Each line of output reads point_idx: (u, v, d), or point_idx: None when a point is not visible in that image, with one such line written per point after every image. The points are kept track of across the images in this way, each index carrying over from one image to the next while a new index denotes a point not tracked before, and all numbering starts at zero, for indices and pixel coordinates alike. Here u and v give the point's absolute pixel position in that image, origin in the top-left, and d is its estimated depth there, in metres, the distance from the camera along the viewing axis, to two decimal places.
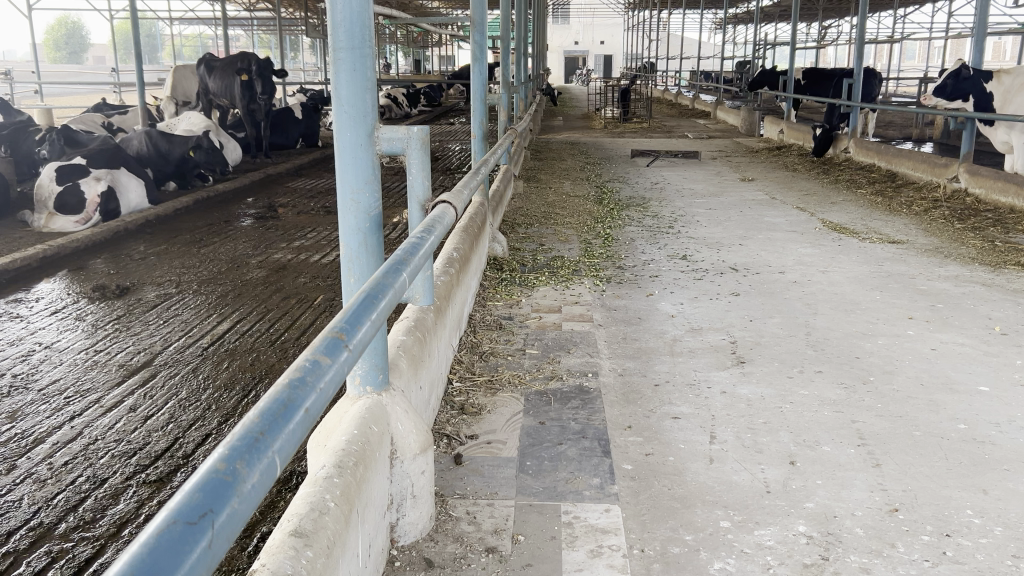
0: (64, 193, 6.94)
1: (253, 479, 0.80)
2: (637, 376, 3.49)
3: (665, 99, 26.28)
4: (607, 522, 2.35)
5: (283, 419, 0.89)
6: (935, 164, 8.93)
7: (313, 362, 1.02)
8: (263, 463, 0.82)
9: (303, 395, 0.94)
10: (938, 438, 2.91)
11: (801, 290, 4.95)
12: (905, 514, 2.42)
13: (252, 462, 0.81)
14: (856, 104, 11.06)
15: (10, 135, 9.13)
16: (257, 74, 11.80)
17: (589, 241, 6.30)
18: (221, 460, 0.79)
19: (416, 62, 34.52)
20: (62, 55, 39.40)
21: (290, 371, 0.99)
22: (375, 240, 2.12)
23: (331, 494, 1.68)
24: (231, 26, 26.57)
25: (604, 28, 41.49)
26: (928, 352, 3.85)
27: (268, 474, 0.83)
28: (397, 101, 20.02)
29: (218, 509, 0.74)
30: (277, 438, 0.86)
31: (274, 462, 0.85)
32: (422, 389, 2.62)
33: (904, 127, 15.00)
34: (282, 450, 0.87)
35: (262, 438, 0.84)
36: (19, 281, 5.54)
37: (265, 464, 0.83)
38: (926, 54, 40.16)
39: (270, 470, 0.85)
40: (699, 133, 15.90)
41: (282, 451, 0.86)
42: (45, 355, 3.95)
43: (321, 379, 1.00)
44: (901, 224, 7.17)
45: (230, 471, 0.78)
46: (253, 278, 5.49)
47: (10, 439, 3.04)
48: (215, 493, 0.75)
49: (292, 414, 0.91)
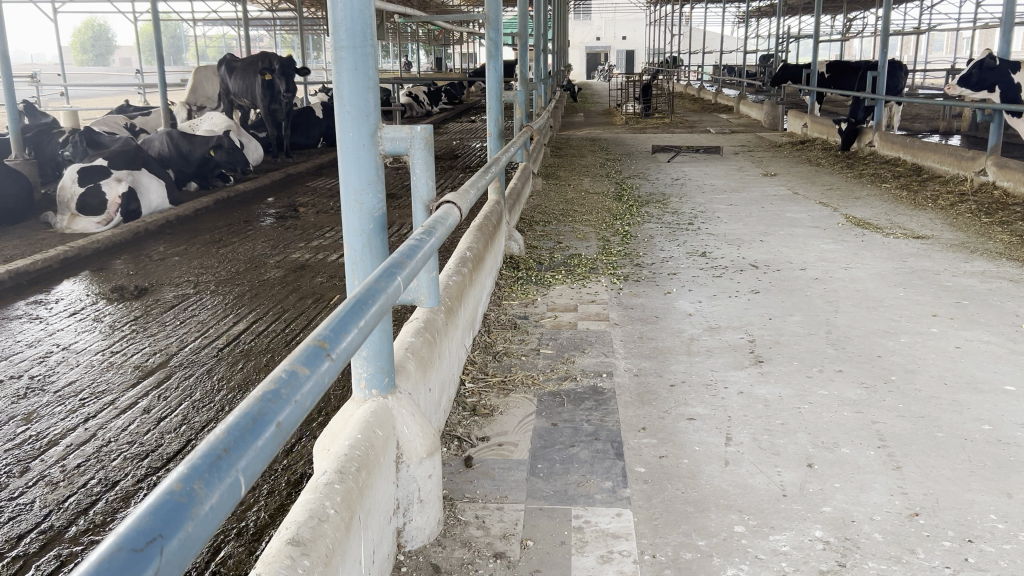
0: (86, 194, 6.99)
1: (212, 501, 0.77)
2: (652, 376, 3.44)
3: (688, 94, 26.04)
4: (617, 526, 2.30)
5: (251, 436, 0.86)
6: (961, 158, 8.78)
7: (289, 372, 0.98)
8: (225, 483, 0.79)
9: (277, 407, 0.91)
10: (962, 440, 2.84)
11: (823, 288, 4.87)
12: (926, 519, 2.36)
13: (212, 482, 0.79)
14: (880, 97, 10.90)
15: (35, 138, 9.21)
16: (280, 74, 11.87)
17: (607, 238, 6.25)
18: (178, 480, 0.77)
19: (438, 60, 34.50)
20: (89, 56, 39.80)
21: (266, 383, 0.96)
22: (379, 241, 2.10)
23: (331, 502, 1.65)
24: (253, 25, 26.68)
25: (626, 24, 41.24)
26: (953, 350, 3.76)
27: (231, 494, 0.80)
28: (417, 99, 20.03)
29: (169, 534, 0.71)
30: (243, 456, 0.83)
31: (238, 480, 0.82)
32: (431, 391, 2.59)
33: (931, 119, 14.76)
34: (248, 469, 0.84)
35: (225, 456, 0.82)
36: (40, 282, 5.58)
37: (228, 483, 0.80)
38: (956, 45, 39.56)
39: (235, 490, 0.82)
40: (721, 128, 15.78)
41: (248, 469, 0.83)
42: (62, 356, 3.97)
43: (298, 391, 0.97)
44: (926, 219, 7.05)
45: (186, 492, 0.76)
46: (270, 278, 5.50)
47: (24, 441, 3.05)
48: (167, 516, 0.72)
49: (263, 429, 0.88)
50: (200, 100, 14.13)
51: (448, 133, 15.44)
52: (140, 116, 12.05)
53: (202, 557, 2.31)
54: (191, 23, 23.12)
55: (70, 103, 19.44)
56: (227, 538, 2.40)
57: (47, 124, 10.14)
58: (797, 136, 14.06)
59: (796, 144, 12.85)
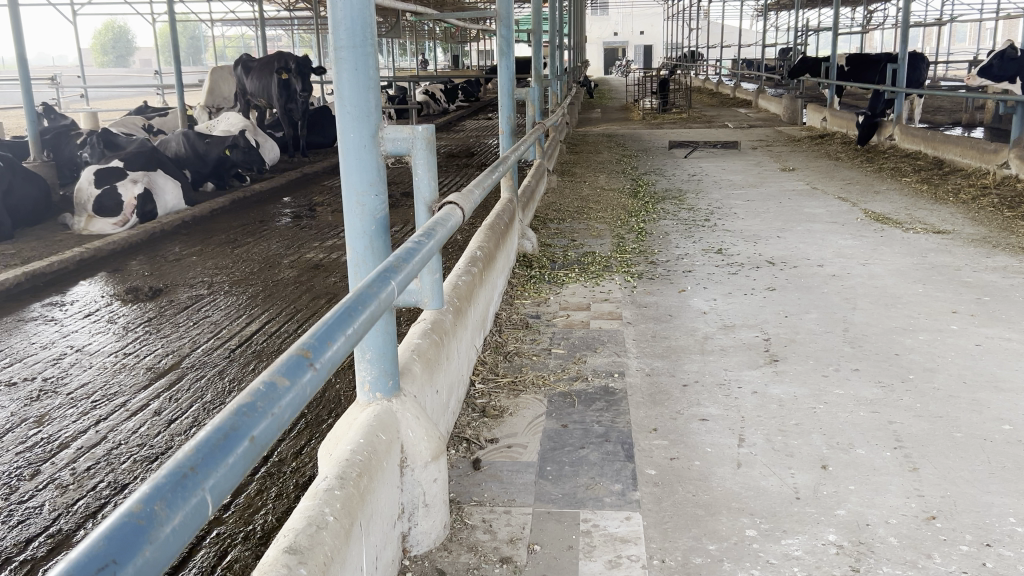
0: (102, 196, 7.02)
1: (174, 522, 0.75)
2: (665, 376, 3.40)
3: (705, 89, 25.85)
4: (626, 530, 2.27)
5: (221, 452, 0.84)
6: (983, 151, 8.65)
7: (268, 384, 0.97)
8: (189, 503, 0.77)
9: (251, 422, 0.90)
10: (982, 440, 2.78)
11: (841, 284, 4.80)
12: (943, 522, 2.30)
13: (176, 501, 0.76)
14: (900, 90, 10.75)
15: (53, 140, 9.28)
16: (297, 73, 11.96)
17: (622, 236, 6.20)
18: (138, 501, 0.74)
19: (455, 58, 34.46)
20: (109, 59, 40.08)
21: (242, 396, 0.94)
22: (382, 242, 2.08)
23: (331, 508, 1.63)
24: (270, 25, 26.71)
25: (644, 19, 40.99)
26: (973, 348, 3.69)
27: (197, 514, 0.78)
28: (434, 96, 19.99)
29: (124, 559, 0.68)
30: (210, 474, 0.81)
31: (206, 500, 0.80)
32: (438, 393, 2.57)
33: (953, 112, 14.58)
34: (216, 487, 0.81)
35: (191, 474, 0.79)
36: (56, 284, 5.60)
37: (194, 503, 0.78)
38: (979, 34, 39.05)
39: (202, 509, 0.80)
40: (739, 123, 15.66)
41: (215, 488, 0.81)
42: (75, 358, 3.98)
43: (276, 403, 0.95)
44: (946, 213, 6.94)
45: (146, 514, 0.73)
46: (284, 278, 5.49)
47: (35, 444, 3.06)
48: (123, 540, 0.70)
49: (235, 444, 0.86)
50: (218, 101, 14.17)
51: (465, 130, 15.42)
52: (158, 117, 12.11)
53: (209, 561, 2.30)
54: (209, 24, 23.23)
55: (91, 104, 19.56)
56: (234, 541, 2.38)
57: (66, 126, 10.21)
58: (816, 130, 13.92)
59: (816, 138, 12.72)
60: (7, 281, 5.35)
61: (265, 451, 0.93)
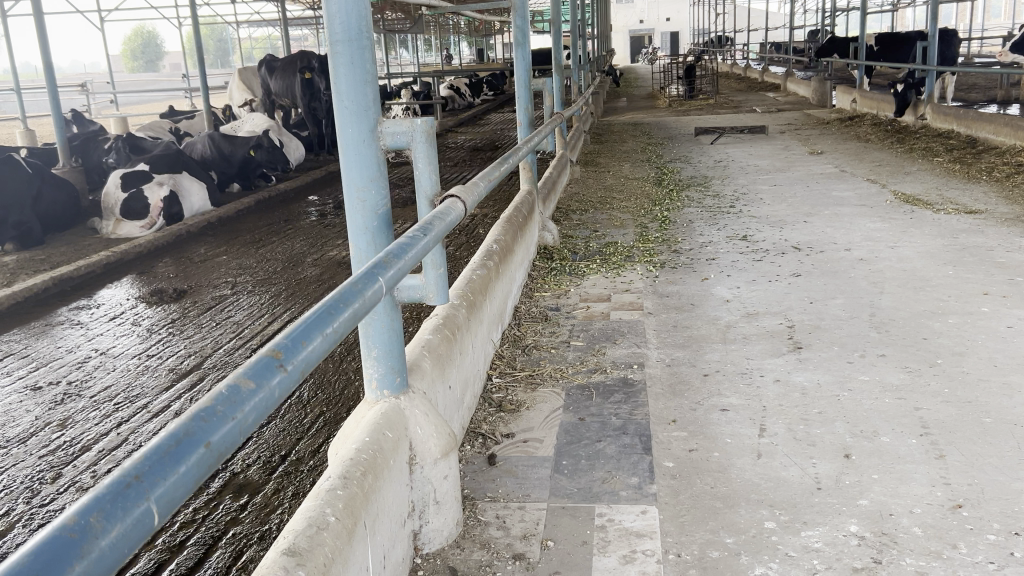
0: (129, 200, 7.09)
1: (111, 535, 0.73)
2: (685, 366, 3.35)
3: (732, 74, 25.52)
4: (642, 525, 2.23)
5: (173, 458, 0.83)
6: (1018, 128, 8.44)
7: (232, 388, 0.97)
8: (131, 515, 0.76)
9: (209, 427, 0.90)
10: (1011, 425, 2.70)
11: (868, 268, 4.70)
12: (969, 511, 2.23)
13: (114, 514, 0.75)
14: (931, 68, 10.52)
15: (82, 146, 9.40)
16: (319, 71, 12.04)
17: (645, 225, 6.14)
18: (74, 514, 0.73)
19: (479, 52, 34.31)
20: (140, 64, 40.49)
21: (204, 399, 0.95)
22: (385, 237, 2.06)
23: (333, 508, 1.62)
24: (294, 26, 26.69)
25: (669, 6, 40.49)
26: (1005, 330, 3.58)
27: (142, 524, 0.77)
28: (460, 91, 19.94)
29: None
30: (158, 483, 0.80)
31: (151, 509, 0.79)
32: (450, 389, 2.55)
33: (988, 89, 14.26)
34: (163, 497, 0.80)
35: (136, 483, 0.79)
36: (83, 287, 5.65)
37: (138, 513, 0.77)
38: (1014, 10, 38.15)
39: (148, 519, 0.79)
40: (767, 107, 15.45)
41: (163, 497, 0.80)
42: (100, 361, 4.02)
43: (239, 407, 0.95)
44: (979, 192, 6.79)
45: (79, 527, 0.71)
46: (307, 276, 5.50)
47: (58, 447, 3.09)
48: (54, 556, 0.68)
49: (191, 449, 0.86)
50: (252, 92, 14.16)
51: (489, 124, 15.37)
52: (184, 120, 12.18)
53: (224, 561, 2.30)
54: (235, 27, 23.42)
55: (119, 108, 19.72)
56: (249, 542, 2.38)
57: (95, 132, 10.36)
58: (845, 111, 13.70)
59: (845, 120, 12.50)
60: (36, 286, 5.43)
61: (226, 457, 0.93)
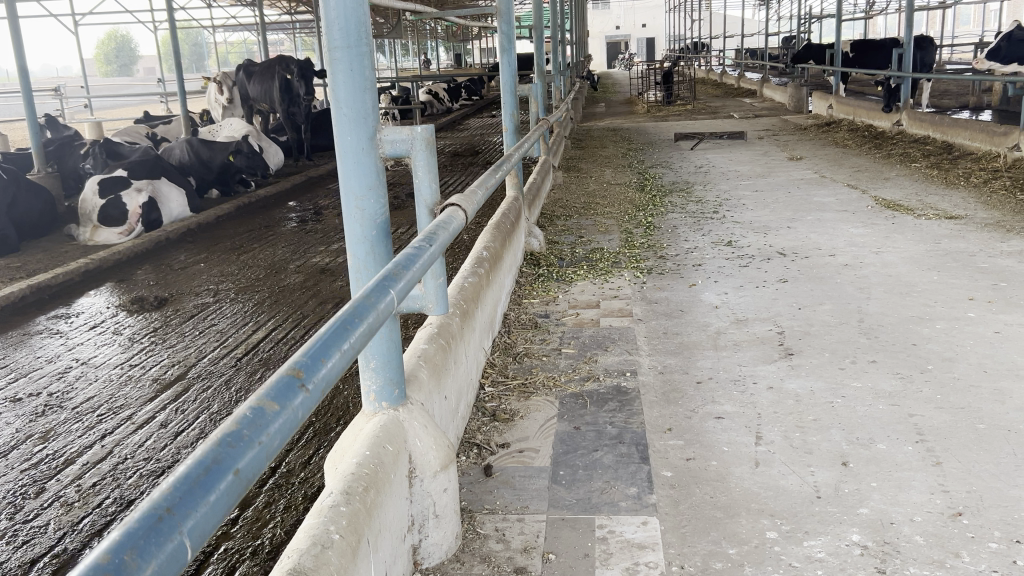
0: (107, 206, 6.96)
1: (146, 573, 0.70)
2: (678, 373, 3.33)
3: (710, 79, 25.65)
4: (643, 536, 2.21)
5: (202, 489, 0.81)
6: (993, 133, 8.54)
7: (255, 411, 0.94)
8: (164, 550, 0.73)
9: (235, 453, 0.87)
10: (1005, 432, 2.70)
11: (854, 274, 4.71)
12: (970, 518, 2.23)
13: (148, 550, 0.72)
14: (907, 75, 10.63)
15: (57, 151, 9.26)
16: (299, 76, 11.95)
17: (630, 230, 6.14)
18: (106, 551, 0.70)
19: (457, 57, 34.30)
20: (112, 68, 39.92)
21: (227, 424, 0.92)
22: (384, 247, 2.02)
23: (337, 526, 1.57)
24: (271, 29, 26.44)
25: (645, 12, 40.67)
26: (992, 336, 3.60)
27: (175, 559, 0.74)
28: (438, 96, 19.87)
29: None
30: (189, 515, 0.78)
31: (183, 544, 0.76)
32: (446, 399, 2.51)
33: (961, 95, 14.43)
34: (194, 530, 0.78)
35: (168, 516, 0.76)
36: (60, 296, 5.54)
37: (170, 549, 0.74)
38: (983, 18, 38.69)
39: (181, 553, 0.76)
40: (745, 112, 15.55)
41: (194, 530, 0.77)
42: (81, 371, 3.94)
43: (264, 430, 0.93)
44: (958, 198, 6.85)
45: (113, 565, 0.68)
46: (290, 283, 5.44)
47: (41, 461, 3.02)
48: None
49: (219, 477, 0.83)
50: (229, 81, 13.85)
51: (469, 129, 15.30)
52: (161, 125, 12.02)
53: None
54: (211, 31, 23.16)
55: (93, 114, 19.43)
56: (242, 557, 2.33)
57: (70, 137, 10.19)
58: (822, 117, 13.81)
59: (823, 125, 12.60)
60: (12, 295, 5.31)
61: (252, 483, 0.90)
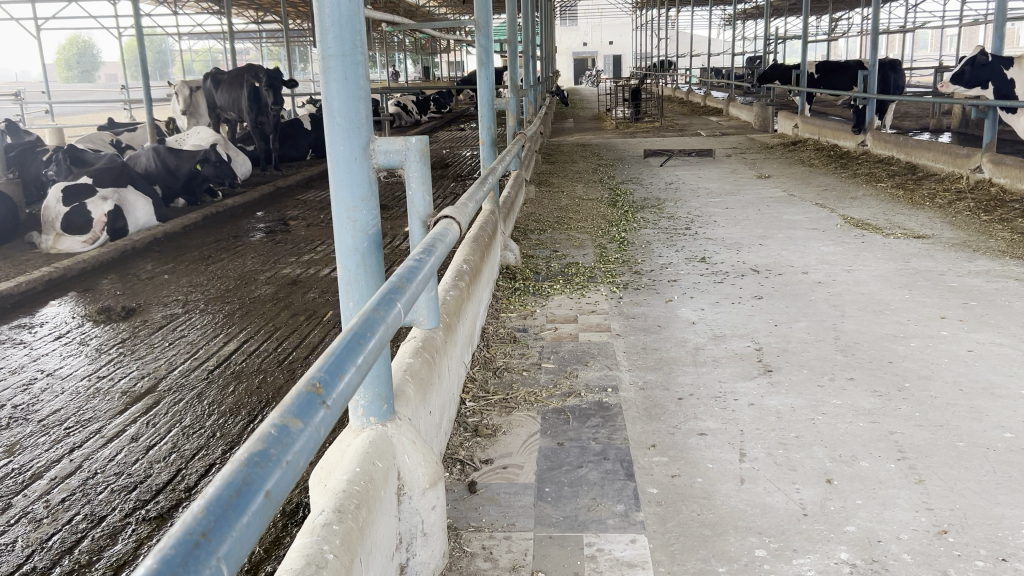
0: (71, 213, 6.81)
1: None
2: (659, 390, 3.32)
3: (677, 97, 25.87)
4: (633, 554, 2.18)
5: (235, 511, 0.78)
6: (956, 156, 8.71)
7: (280, 429, 0.92)
8: None
9: (265, 473, 0.84)
10: (984, 449, 2.73)
11: (827, 292, 4.76)
12: (955, 536, 2.24)
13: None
14: (872, 97, 10.82)
15: (18, 158, 9.04)
16: (268, 86, 11.79)
17: (603, 245, 6.14)
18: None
19: (425, 69, 34.21)
20: (73, 74, 39.23)
21: (252, 441, 0.89)
22: (375, 260, 1.98)
23: (330, 545, 1.53)
24: (238, 38, 26.13)
25: (613, 29, 40.97)
26: (965, 354, 3.65)
27: None
28: (406, 108, 19.82)
29: None
30: (224, 540, 0.75)
31: (220, 570, 0.74)
32: (431, 415, 2.47)
33: (923, 118, 14.73)
34: (230, 555, 0.75)
35: (205, 542, 0.74)
36: (22, 306, 5.39)
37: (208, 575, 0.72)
38: (939, 42, 39.62)
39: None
40: (712, 130, 15.72)
41: (230, 555, 0.75)
42: (46, 383, 3.83)
43: (289, 450, 0.90)
44: (924, 218, 6.96)
45: None
46: (261, 295, 5.35)
47: (7, 475, 2.92)
48: None
49: (250, 499, 0.81)
50: (195, 90, 13.67)
51: (438, 142, 15.24)
52: (125, 134, 11.82)
53: None
54: (176, 39, 22.93)
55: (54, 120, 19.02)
56: None
57: (30, 143, 9.98)
58: (788, 136, 14.00)
59: (789, 145, 12.77)
60: None
61: (280, 503, 0.87)
